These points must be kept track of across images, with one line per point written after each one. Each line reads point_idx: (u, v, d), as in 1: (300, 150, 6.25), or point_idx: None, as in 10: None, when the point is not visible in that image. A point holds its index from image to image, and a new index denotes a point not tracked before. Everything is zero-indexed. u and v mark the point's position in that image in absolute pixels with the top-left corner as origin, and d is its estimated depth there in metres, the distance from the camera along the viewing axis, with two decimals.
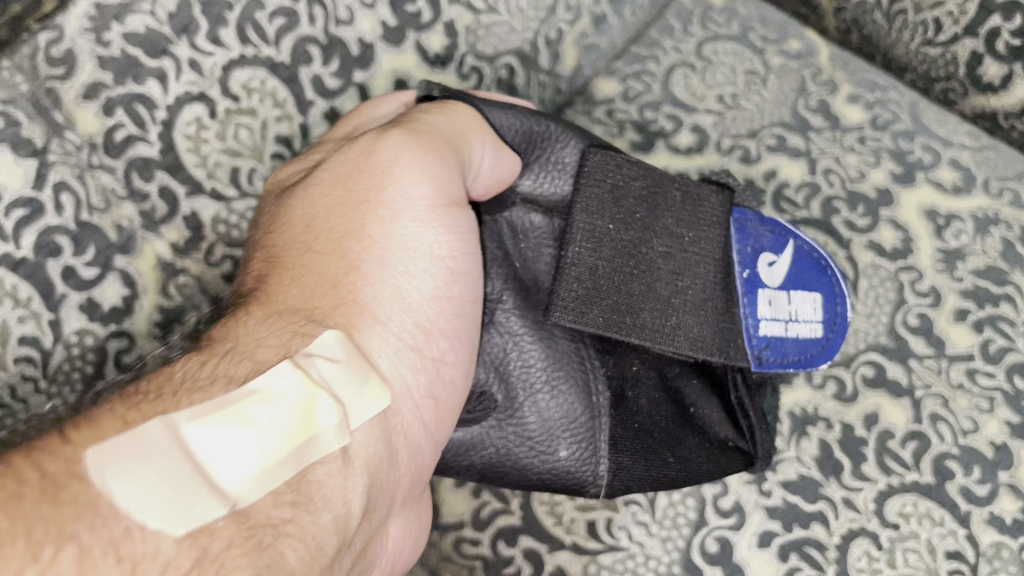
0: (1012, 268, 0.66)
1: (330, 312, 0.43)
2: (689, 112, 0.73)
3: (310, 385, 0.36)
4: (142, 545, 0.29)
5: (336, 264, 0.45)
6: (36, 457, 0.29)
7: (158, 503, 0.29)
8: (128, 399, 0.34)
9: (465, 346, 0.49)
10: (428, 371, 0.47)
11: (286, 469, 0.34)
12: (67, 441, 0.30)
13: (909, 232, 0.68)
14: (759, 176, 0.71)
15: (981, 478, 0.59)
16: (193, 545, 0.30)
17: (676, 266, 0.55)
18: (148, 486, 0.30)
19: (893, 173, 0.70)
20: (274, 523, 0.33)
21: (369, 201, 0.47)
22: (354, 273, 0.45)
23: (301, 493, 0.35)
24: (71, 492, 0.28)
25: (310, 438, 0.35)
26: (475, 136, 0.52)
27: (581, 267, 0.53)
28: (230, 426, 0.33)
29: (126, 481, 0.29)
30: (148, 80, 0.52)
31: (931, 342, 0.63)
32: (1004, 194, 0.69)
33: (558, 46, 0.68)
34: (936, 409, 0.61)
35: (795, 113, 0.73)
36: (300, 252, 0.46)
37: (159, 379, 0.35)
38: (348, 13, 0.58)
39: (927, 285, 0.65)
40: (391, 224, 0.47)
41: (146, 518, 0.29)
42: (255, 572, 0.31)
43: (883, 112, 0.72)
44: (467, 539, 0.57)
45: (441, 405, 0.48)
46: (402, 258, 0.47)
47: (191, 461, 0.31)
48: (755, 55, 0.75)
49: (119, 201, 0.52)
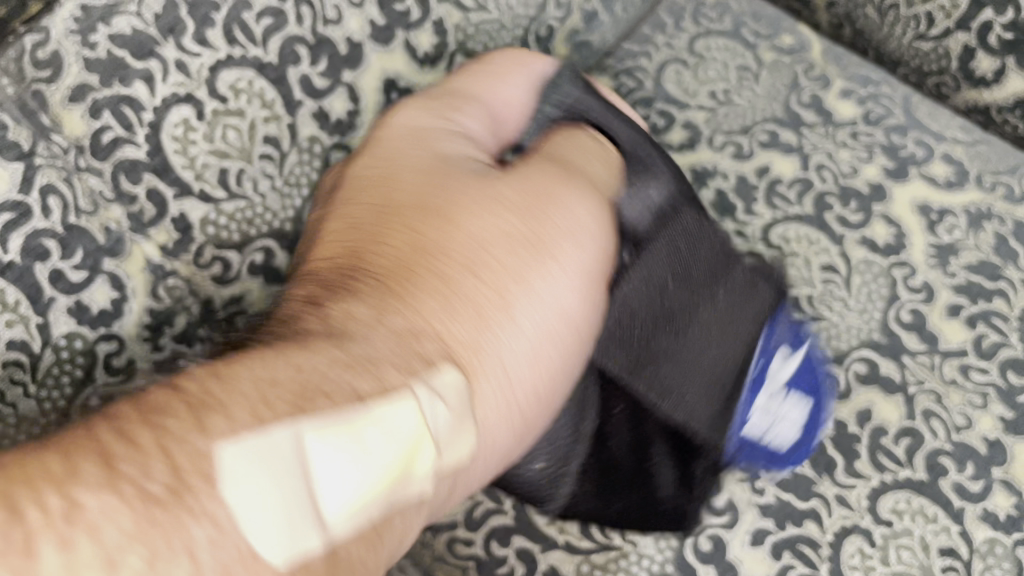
0: (1005, 264, 0.66)
1: (464, 350, 0.43)
2: (681, 108, 0.73)
3: (424, 429, 0.37)
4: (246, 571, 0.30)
5: (484, 294, 0.44)
6: (167, 444, 0.31)
7: (265, 522, 0.31)
8: (267, 393, 0.34)
9: (571, 381, 0.50)
10: (532, 411, 0.47)
11: (377, 508, 0.35)
12: (198, 429, 0.31)
13: (902, 228, 0.67)
14: (751, 173, 0.70)
15: (975, 474, 0.59)
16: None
17: (712, 334, 0.55)
18: (258, 504, 0.31)
19: (886, 168, 0.70)
20: (352, 560, 0.34)
21: (539, 242, 0.47)
22: (501, 310, 0.45)
23: (379, 532, 0.36)
24: (191, 497, 0.30)
25: (408, 477, 0.37)
26: (606, 178, 0.54)
27: (623, 309, 0.53)
28: (346, 452, 0.34)
29: (245, 496, 0.31)
30: (135, 82, 0.51)
31: (924, 338, 0.63)
32: (996, 188, 0.69)
33: (548, 43, 0.68)
34: (929, 406, 0.61)
35: (787, 108, 0.73)
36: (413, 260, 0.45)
37: (297, 371, 0.36)
38: (336, 12, 0.57)
39: (920, 281, 0.65)
40: (549, 277, 0.47)
41: (255, 541, 0.30)
42: None
43: (875, 107, 0.72)
44: (461, 539, 0.57)
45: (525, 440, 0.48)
46: (541, 311, 0.46)
47: (306, 483, 0.32)
48: (748, 50, 0.75)
49: (107, 203, 0.52)
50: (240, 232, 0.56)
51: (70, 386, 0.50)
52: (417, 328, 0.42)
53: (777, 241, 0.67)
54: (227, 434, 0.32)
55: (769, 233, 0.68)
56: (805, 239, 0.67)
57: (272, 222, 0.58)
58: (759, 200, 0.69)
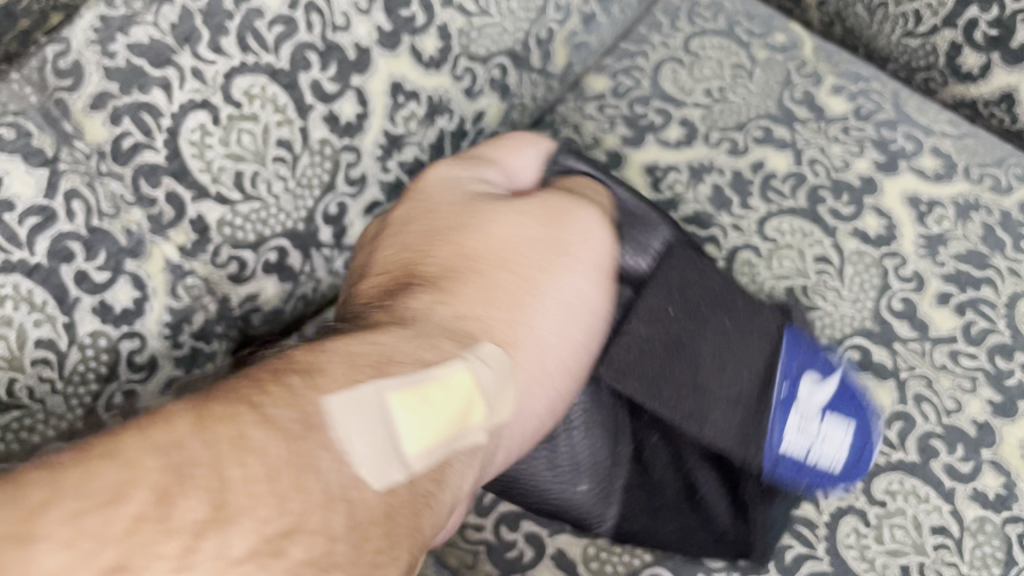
0: (992, 253, 0.68)
1: (493, 314, 0.52)
2: (678, 106, 0.75)
3: (471, 385, 0.45)
4: (335, 475, 0.36)
5: (530, 261, 0.55)
6: (212, 414, 0.35)
7: (369, 455, 0.38)
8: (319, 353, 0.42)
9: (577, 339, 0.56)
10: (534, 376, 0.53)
11: (434, 452, 0.41)
12: (263, 392, 0.38)
13: (892, 219, 0.70)
14: (746, 167, 0.72)
15: (965, 456, 0.61)
16: (357, 488, 0.37)
17: (721, 359, 0.58)
18: (361, 439, 0.38)
19: (877, 162, 0.72)
20: (412, 490, 0.40)
21: (556, 222, 0.57)
22: (522, 272, 0.55)
23: (435, 482, 0.42)
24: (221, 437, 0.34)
25: (463, 420, 0.43)
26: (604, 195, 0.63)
27: (631, 338, 0.57)
28: (418, 417, 0.41)
29: (353, 427, 0.38)
30: (153, 89, 0.53)
31: (914, 326, 0.65)
32: (984, 179, 0.71)
33: (548, 45, 0.70)
34: (920, 390, 0.63)
35: (780, 104, 0.75)
36: (493, 253, 0.55)
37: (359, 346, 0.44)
38: (344, 19, 0.59)
39: (911, 270, 0.67)
40: (569, 271, 0.56)
41: (363, 470, 0.37)
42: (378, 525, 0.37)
43: (866, 102, 0.74)
44: (471, 525, 0.61)
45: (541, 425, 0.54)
46: (556, 297, 0.55)
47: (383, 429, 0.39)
48: (742, 49, 0.77)
49: (128, 207, 0.54)
50: (254, 232, 0.59)
51: (96, 383, 0.53)
52: (443, 308, 0.51)
53: (772, 234, 0.69)
54: (318, 392, 0.39)
55: (764, 226, 0.70)
56: (799, 231, 0.69)
57: (286, 222, 0.60)
58: (753, 194, 0.71)
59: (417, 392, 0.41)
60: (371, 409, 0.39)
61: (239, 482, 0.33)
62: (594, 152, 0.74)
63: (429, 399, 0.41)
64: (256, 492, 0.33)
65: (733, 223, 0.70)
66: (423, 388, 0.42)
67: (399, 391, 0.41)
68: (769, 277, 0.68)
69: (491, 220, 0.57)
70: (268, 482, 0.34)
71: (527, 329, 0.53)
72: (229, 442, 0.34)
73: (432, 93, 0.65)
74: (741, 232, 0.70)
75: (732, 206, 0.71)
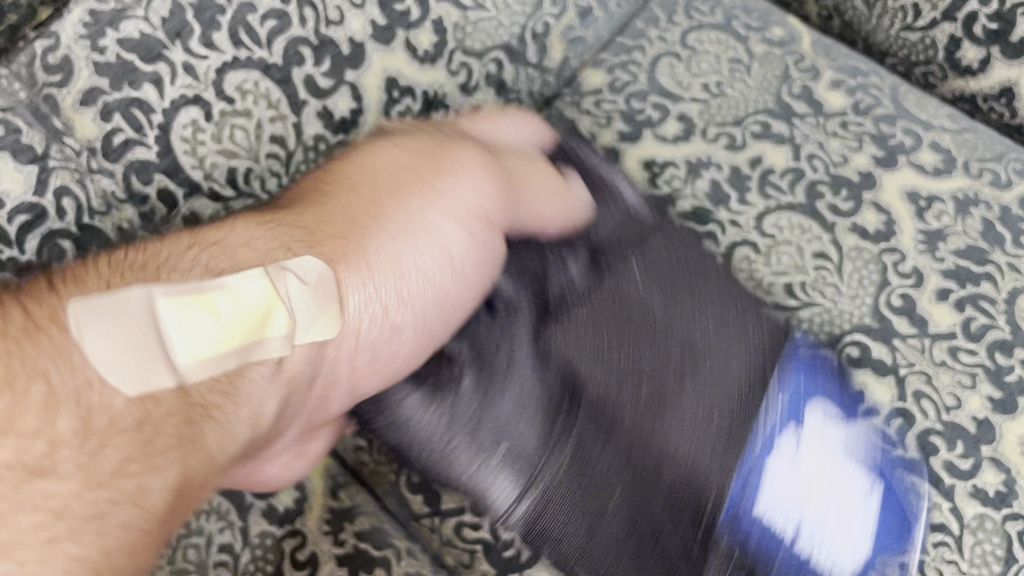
0: (992, 248, 0.67)
1: (330, 246, 0.54)
2: (675, 101, 0.74)
3: (271, 296, 0.48)
4: (100, 397, 0.43)
5: (365, 211, 0.56)
6: (31, 306, 0.45)
7: (119, 366, 0.44)
8: (119, 266, 0.48)
9: (440, 301, 0.57)
10: (382, 328, 0.54)
11: (228, 360, 0.48)
12: (59, 297, 0.45)
13: (892, 215, 0.69)
14: (744, 163, 0.72)
15: (965, 453, 0.61)
16: (80, 408, 0.42)
17: (669, 317, 0.62)
18: (116, 339, 0.44)
19: (876, 158, 0.71)
20: (204, 405, 0.47)
21: (407, 189, 0.58)
22: (376, 221, 0.56)
23: (233, 386, 0.48)
24: (63, 348, 0.43)
25: (259, 339, 0.48)
26: (467, 157, 0.61)
27: (569, 339, 0.62)
28: (202, 316, 0.46)
29: (95, 334, 0.43)
30: (143, 85, 0.53)
31: (914, 322, 0.65)
32: (984, 174, 0.70)
33: (544, 39, 0.69)
34: (919, 386, 0.63)
35: (778, 99, 0.74)
36: (341, 223, 0.55)
37: (144, 258, 0.49)
38: (338, 13, 0.59)
39: (910, 266, 0.67)
40: (426, 206, 0.57)
41: (107, 373, 0.43)
42: (124, 480, 0.43)
43: (864, 97, 0.73)
44: None
45: (379, 363, 0.55)
46: (419, 236, 0.56)
47: (159, 329, 0.45)
48: (739, 43, 0.76)
49: (119, 204, 0.53)
50: None
51: None
52: (300, 245, 0.53)
53: (770, 230, 0.69)
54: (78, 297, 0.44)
55: (762, 222, 0.69)
56: (797, 227, 0.69)
57: None
58: (751, 189, 0.71)
59: (189, 296, 0.46)
60: (134, 310, 0.45)
61: (100, 433, 0.43)
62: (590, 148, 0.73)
63: (203, 301, 0.46)
64: (90, 449, 0.42)
65: (731, 219, 0.70)
66: (189, 326, 0.46)
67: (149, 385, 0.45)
68: (768, 274, 0.68)
69: (449, 166, 0.60)
70: (67, 428, 0.42)
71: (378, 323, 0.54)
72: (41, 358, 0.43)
73: (427, 89, 0.64)
74: (739, 229, 0.69)
75: (730, 202, 0.71)
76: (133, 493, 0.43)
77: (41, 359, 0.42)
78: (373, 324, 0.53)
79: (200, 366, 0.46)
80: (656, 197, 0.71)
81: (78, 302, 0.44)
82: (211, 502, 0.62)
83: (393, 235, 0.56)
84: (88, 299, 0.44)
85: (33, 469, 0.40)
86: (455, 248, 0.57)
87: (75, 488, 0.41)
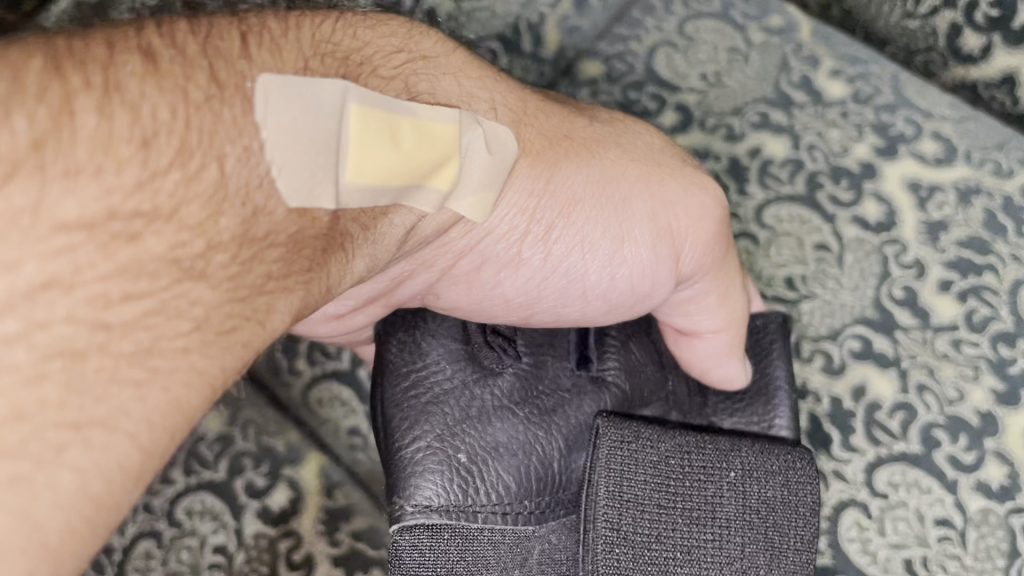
0: (995, 238, 0.66)
1: (572, 148, 0.50)
2: (673, 91, 0.73)
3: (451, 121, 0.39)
4: (198, 208, 0.30)
5: (554, 124, 0.51)
6: (216, 52, 0.33)
7: (293, 162, 0.33)
8: (271, 30, 0.36)
9: (609, 244, 0.50)
10: (551, 262, 0.50)
11: (380, 198, 0.37)
12: (247, 53, 0.34)
13: (892, 205, 0.68)
14: (743, 154, 0.71)
15: (968, 446, 0.59)
16: (140, 249, 0.28)
17: (740, 500, 0.56)
18: (286, 126, 0.33)
19: (876, 147, 0.70)
20: (337, 227, 0.37)
21: (567, 144, 0.50)
22: (568, 142, 0.50)
23: (356, 220, 0.38)
24: (244, 131, 0.32)
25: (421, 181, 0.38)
26: (701, 193, 0.54)
27: (604, 451, 0.53)
28: (380, 120, 0.36)
29: (286, 111, 0.33)
30: None
31: (916, 314, 0.64)
32: (986, 164, 0.69)
33: None
34: (921, 379, 0.62)
35: (777, 88, 0.73)
36: (531, 117, 0.49)
37: (245, 22, 0.36)
38: None
39: (911, 257, 0.66)
40: (597, 211, 0.50)
41: (283, 167, 0.33)
42: (240, 342, 0.32)
43: (865, 86, 0.72)
44: None
45: (558, 304, 0.52)
46: (606, 214, 0.50)
47: (342, 135, 0.34)
48: (737, 32, 0.75)
49: None
50: None
51: None
52: (540, 224, 0.49)
53: (769, 222, 0.68)
54: (270, 65, 0.34)
55: (762, 214, 0.69)
56: (797, 219, 0.68)
57: None
58: (750, 180, 0.70)
59: (382, 117, 0.36)
60: (327, 100, 0.34)
61: (218, 250, 0.31)
62: None
63: (392, 124, 0.36)
64: (178, 267, 0.29)
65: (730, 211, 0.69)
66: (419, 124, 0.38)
67: (333, 143, 0.34)
68: (767, 265, 0.67)
69: (629, 134, 0.55)
70: (208, 201, 0.31)
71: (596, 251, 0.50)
72: (195, 138, 0.30)
73: None
74: (739, 221, 0.69)
75: (729, 192, 0.70)
76: (256, 340, 0.33)
77: (169, 76, 0.30)
78: (533, 279, 0.51)
79: (363, 191, 0.36)
80: None
81: (275, 72, 0.33)
82: (205, 502, 0.63)
83: (651, 187, 0.52)
84: (288, 73, 0.34)
85: (30, 289, 0.26)
86: (678, 237, 0.52)
87: (258, 280, 0.33)
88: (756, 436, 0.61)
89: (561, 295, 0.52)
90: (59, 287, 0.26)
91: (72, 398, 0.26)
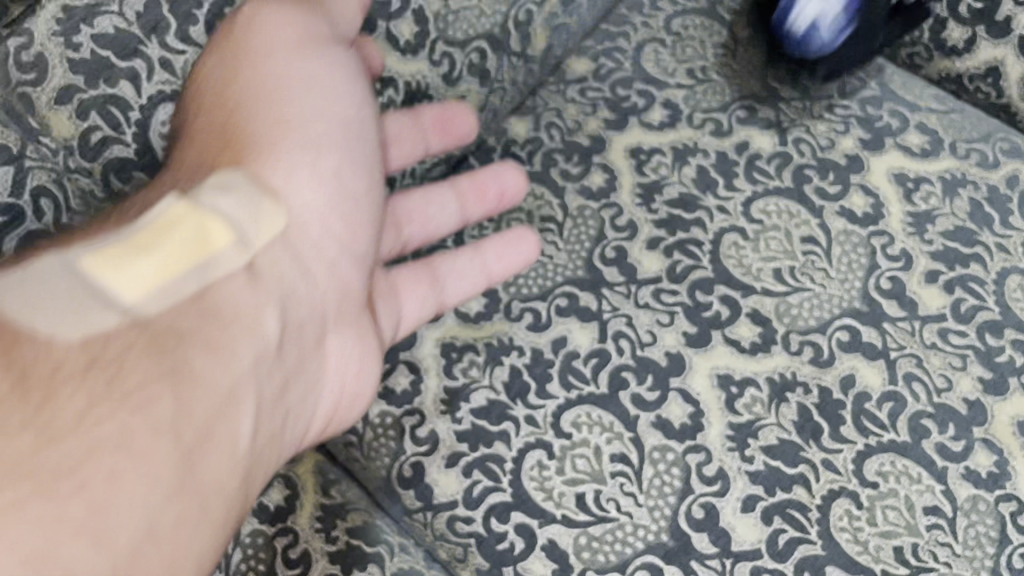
0: (980, 229, 0.67)
1: (284, 129, 0.55)
2: (661, 87, 0.74)
3: None
4: (58, 461, 0.41)
5: (269, 107, 0.55)
6: (96, 343, 0.44)
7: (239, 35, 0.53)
8: (173, 179, 0.52)
9: (329, 194, 0.55)
10: (297, 260, 0.54)
11: None
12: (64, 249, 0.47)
13: (879, 197, 0.69)
14: (731, 148, 0.72)
15: (956, 435, 0.60)
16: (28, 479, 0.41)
17: None
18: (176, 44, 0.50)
19: (862, 140, 0.71)
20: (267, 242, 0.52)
21: (262, 81, 0.55)
22: (280, 124, 0.55)
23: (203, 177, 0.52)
24: (129, 399, 0.44)
25: None
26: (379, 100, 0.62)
27: None
28: None
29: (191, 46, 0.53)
30: (120, 82, 0.52)
31: (903, 305, 0.64)
32: (971, 155, 0.70)
33: (528, 27, 0.68)
34: (910, 369, 0.62)
35: (765, 83, 0.74)
36: (255, 94, 0.55)
37: (135, 204, 0.51)
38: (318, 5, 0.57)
39: (898, 249, 0.67)
40: (297, 139, 0.55)
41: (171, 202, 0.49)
42: (152, 490, 0.43)
43: (851, 79, 0.73)
44: (461, 517, 0.61)
45: (349, 219, 0.57)
46: (293, 158, 0.54)
47: None
48: (724, 28, 0.76)
49: (98, 203, 0.53)
50: None
51: None
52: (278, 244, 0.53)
53: (758, 216, 0.69)
54: (136, 211, 0.50)
55: (750, 207, 0.69)
56: (786, 212, 0.68)
57: None
58: (739, 175, 0.70)
59: None
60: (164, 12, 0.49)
61: (107, 461, 0.42)
62: (576, 137, 0.73)
63: None
64: (85, 484, 0.41)
65: (719, 206, 0.69)
66: None
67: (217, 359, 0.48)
68: (756, 259, 0.67)
69: (268, 23, 0.56)
70: (96, 490, 0.42)
71: (309, 255, 0.54)
72: (64, 469, 0.41)
73: (410, 79, 0.64)
74: (728, 215, 0.69)
75: (718, 187, 0.70)
76: (167, 517, 0.44)
77: (94, 377, 0.43)
78: (325, 228, 0.55)
79: None
80: (643, 184, 0.71)
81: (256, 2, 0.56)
82: None
83: (308, 80, 0.56)
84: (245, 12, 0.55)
85: (74, 536, 0.41)
86: (346, 110, 0.57)
87: (220, 381, 0.47)
88: (748, 427, 0.61)
89: (316, 245, 0.55)
90: (88, 509, 0.41)
91: (9, 555, 0.39)
